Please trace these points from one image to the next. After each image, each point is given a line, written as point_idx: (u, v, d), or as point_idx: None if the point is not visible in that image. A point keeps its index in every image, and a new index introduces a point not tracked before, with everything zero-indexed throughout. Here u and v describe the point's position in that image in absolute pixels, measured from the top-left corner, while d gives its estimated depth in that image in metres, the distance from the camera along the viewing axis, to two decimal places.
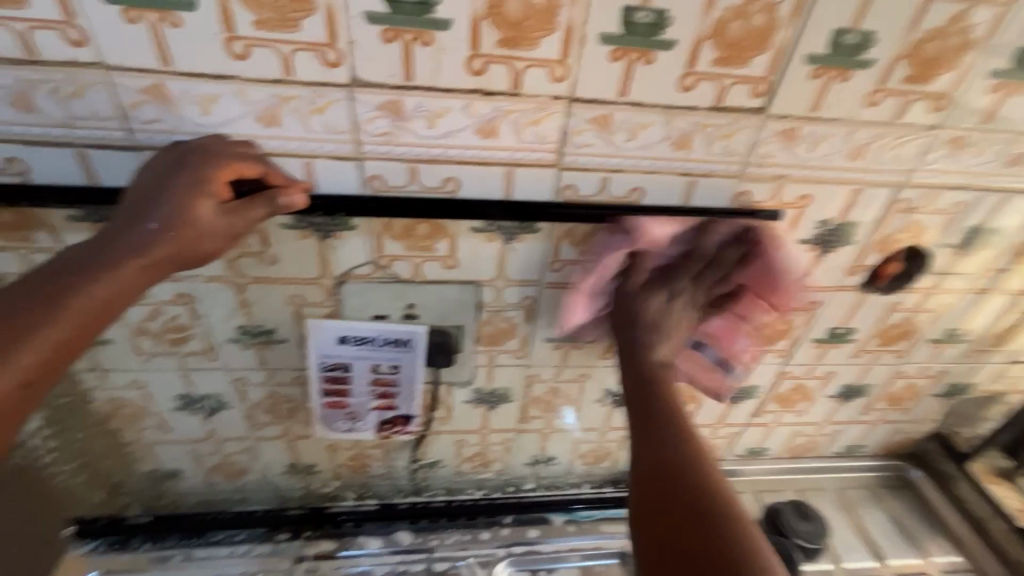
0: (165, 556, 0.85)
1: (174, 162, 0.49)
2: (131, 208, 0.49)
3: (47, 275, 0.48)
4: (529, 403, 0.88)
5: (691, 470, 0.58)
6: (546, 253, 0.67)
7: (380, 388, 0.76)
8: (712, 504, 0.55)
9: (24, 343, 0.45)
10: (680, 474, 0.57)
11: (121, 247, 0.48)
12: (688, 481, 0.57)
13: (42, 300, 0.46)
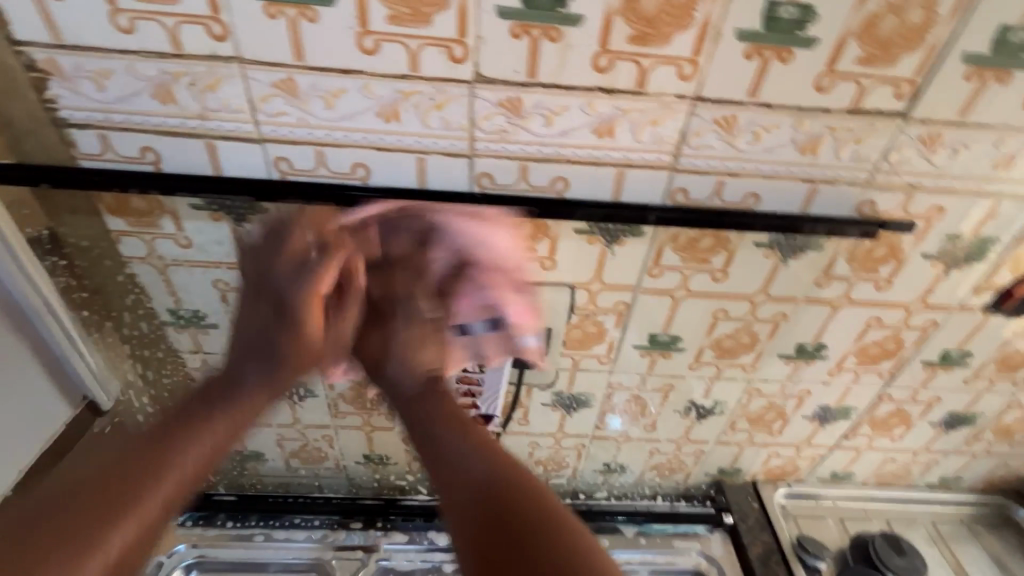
0: (246, 535, 0.87)
1: (294, 275, 0.54)
2: (257, 288, 0.55)
3: (198, 398, 0.51)
4: (607, 410, 0.86)
5: (464, 446, 0.51)
6: (647, 258, 0.65)
7: (465, 386, 0.76)
8: (512, 493, 0.47)
9: (201, 432, 0.49)
10: (479, 452, 0.51)
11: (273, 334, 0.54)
12: (458, 470, 0.49)
13: (210, 401, 0.51)
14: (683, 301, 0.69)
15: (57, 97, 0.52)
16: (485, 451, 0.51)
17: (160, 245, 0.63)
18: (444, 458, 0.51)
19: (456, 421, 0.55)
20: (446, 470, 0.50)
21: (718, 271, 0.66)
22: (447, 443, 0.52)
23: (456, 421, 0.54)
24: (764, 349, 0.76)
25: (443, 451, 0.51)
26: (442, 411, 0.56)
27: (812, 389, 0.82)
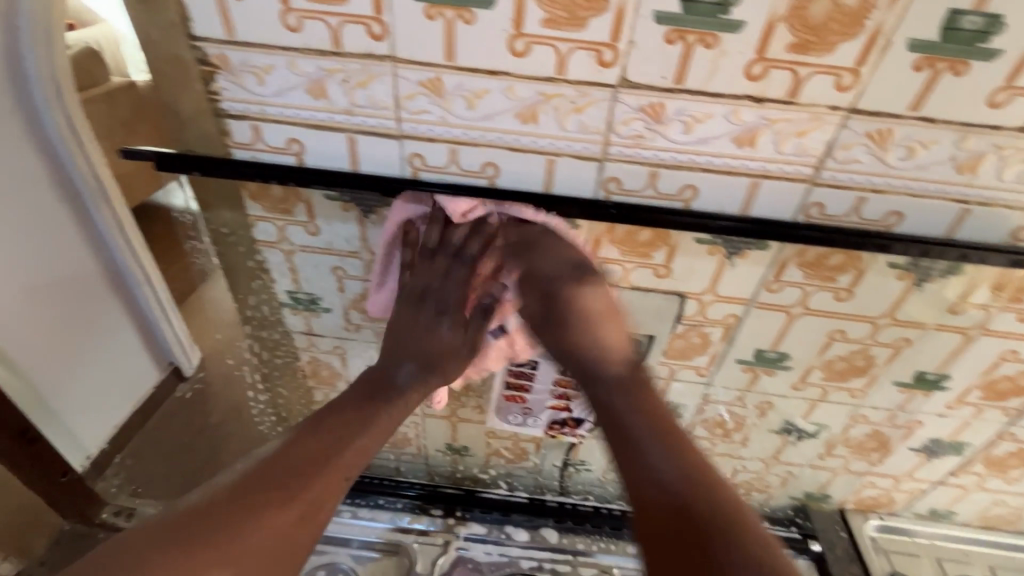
0: (333, 511, 0.91)
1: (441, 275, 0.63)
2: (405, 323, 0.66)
3: (317, 437, 0.61)
4: (698, 423, 0.84)
5: (660, 451, 0.57)
6: (768, 272, 0.63)
7: (560, 389, 0.77)
8: (705, 505, 0.54)
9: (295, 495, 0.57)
10: (668, 480, 0.56)
11: (381, 409, 0.65)
12: (656, 481, 0.56)
13: (307, 470, 0.59)
14: (799, 319, 0.67)
15: (222, 89, 0.55)
16: (681, 454, 0.57)
17: (290, 230, 0.67)
18: (640, 474, 0.57)
19: (654, 438, 0.58)
20: (636, 479, 0.57)
21: (842, 290, 0.63)
22: (653, 474, 0.57)
23: (661, 441, 0.58)
24: (879, 374, 0.72)
25: (658, 467, 0.57)
26: (643, 430, 0.59)
27: (925, 420, 0.77)
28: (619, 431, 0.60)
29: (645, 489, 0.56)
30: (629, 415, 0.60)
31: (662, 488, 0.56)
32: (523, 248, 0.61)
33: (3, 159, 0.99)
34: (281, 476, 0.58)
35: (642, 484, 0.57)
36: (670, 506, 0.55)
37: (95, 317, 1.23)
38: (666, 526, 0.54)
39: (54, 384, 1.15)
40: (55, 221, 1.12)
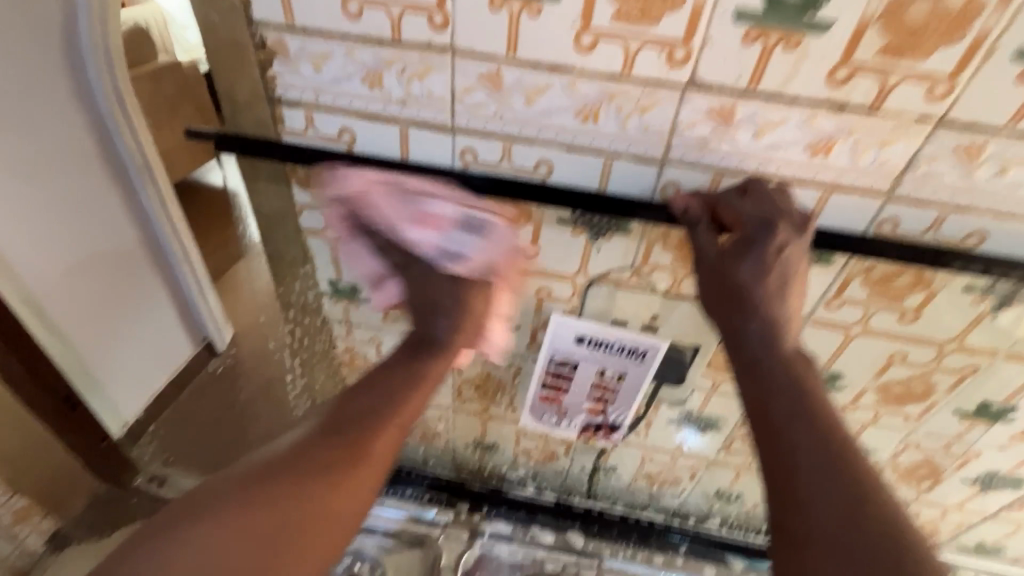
0: None
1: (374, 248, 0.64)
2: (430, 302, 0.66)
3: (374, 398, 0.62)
4: (736, 437, 0.81)
5: (818, 445, 0.44)
6: (829, 289, 0.59)
7: (598, 393, 0.75)
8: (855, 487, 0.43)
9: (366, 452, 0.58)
10: (836, 483, 0.43)
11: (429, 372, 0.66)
12: (822, 481, 0.43)
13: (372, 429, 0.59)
14: (857, 339, 0.63)
15: (278, 75, 0.55)
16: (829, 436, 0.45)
17: None
18: (799, 469, 0.44)
19: (807, 426, 0.45)
20: (788, 475, 0.44)
21: (909, 311, 0.60)
22: (809, 468, 0.44)
23: (821, 439, 0.45)
24: (938, 401, 0.68)
25: (822, 468, 0.44)
26: (802, 418, 0.46)
27: (983, 451, 0.73)
28: (766, 422, 0.47)
29: (809, 482, 0.43)
30: (784, 388, 0.48)
31: (829, 494, 0.42)
32: (715, 204, 0.51)
33: (54, 132, 1.03)
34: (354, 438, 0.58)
35: (799, 478, 0.44)
36: (842, 515, 0.42)
37: (136, 290, 1.27)
38: (834, 528, 0.41)
39: (97, 354, 1.19)
40: (103, 198, 1.15)
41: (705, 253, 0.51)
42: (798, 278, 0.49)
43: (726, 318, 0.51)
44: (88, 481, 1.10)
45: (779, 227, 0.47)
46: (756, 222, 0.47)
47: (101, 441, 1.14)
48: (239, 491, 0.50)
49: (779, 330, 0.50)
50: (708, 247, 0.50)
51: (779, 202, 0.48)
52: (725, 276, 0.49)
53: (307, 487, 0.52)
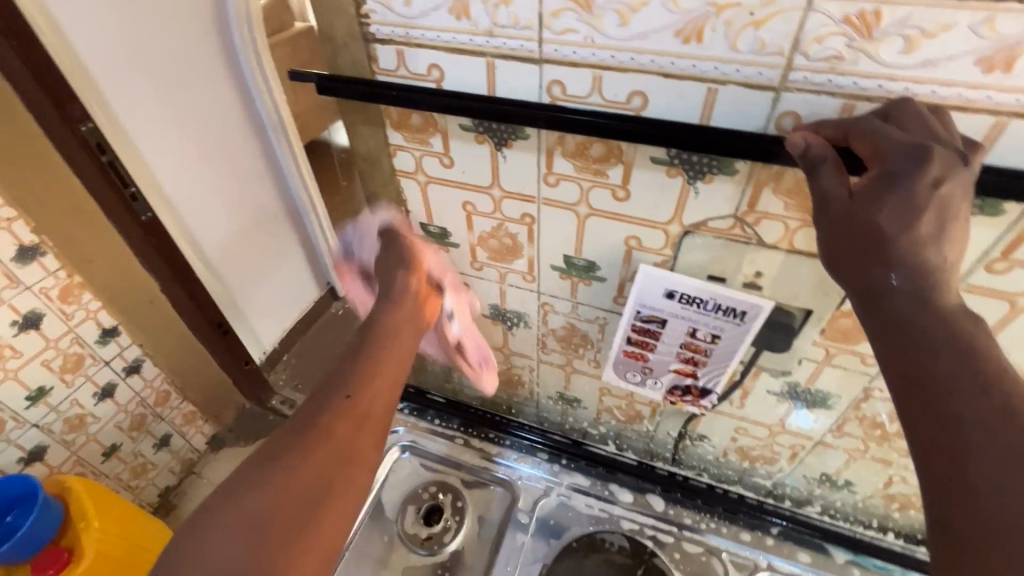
0: (449, 434, 0.97)
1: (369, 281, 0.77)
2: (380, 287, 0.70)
3: (346, 374, 0.61)
4: (851, 419, 0.71)
5: (991, 416, 0.34)
6: (993, 248, 0.48)
7: (688, 353, 0.70)
8: None
9: (336, 424, 0.56)
10: (1022, 465, 0.33)
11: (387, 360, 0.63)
12: (997, 461, 0.33)
13: (350, 401, 0.58)
14: None
15: (372, 12, 0.55)
16: (1002, 400, 0.34)
17: (427, 162, 0.67)
18: (967, 448, 0.34)
19: (980, 394, 0.35)
20: (950, 455, 0.35)
21: None
22: (983, 450, 0.34)
23: (999, 407, 0.34)
24: None
25: (1000, 448, 0.33)
26: (970, 384, 0.35)
27: None
28: (914, 388, 0.37)
29: (975, 463, 0.34)
30: (940, 342, 0.37)
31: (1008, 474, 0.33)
32: (846, 132, 0.42)
33: (209, 94, 1.14)
34: (328, 415, 0.56)
35: (968, 460, 0.34)
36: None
37: (278, 237, 1.42)
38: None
39: (240, 286, 1.35)
40: (251, 150, 1.28)
41: (831, 199, 0.41)
42: (956, 219, 0.38)
43: (859, 276, 0.40)
44: (238, 398, 1.40)
45: (936, 154, 0.37)
46: (907, 149, 0.38)
47: (245, 363, 1.36)
48: (266, 459, 0.53)
49: (935, 285, 0.38)
50: (835, 190, 0.41)
51: (934, 126, 0.40)
52: (858, 218, 0.39)
53: (331, 434, 0.55)
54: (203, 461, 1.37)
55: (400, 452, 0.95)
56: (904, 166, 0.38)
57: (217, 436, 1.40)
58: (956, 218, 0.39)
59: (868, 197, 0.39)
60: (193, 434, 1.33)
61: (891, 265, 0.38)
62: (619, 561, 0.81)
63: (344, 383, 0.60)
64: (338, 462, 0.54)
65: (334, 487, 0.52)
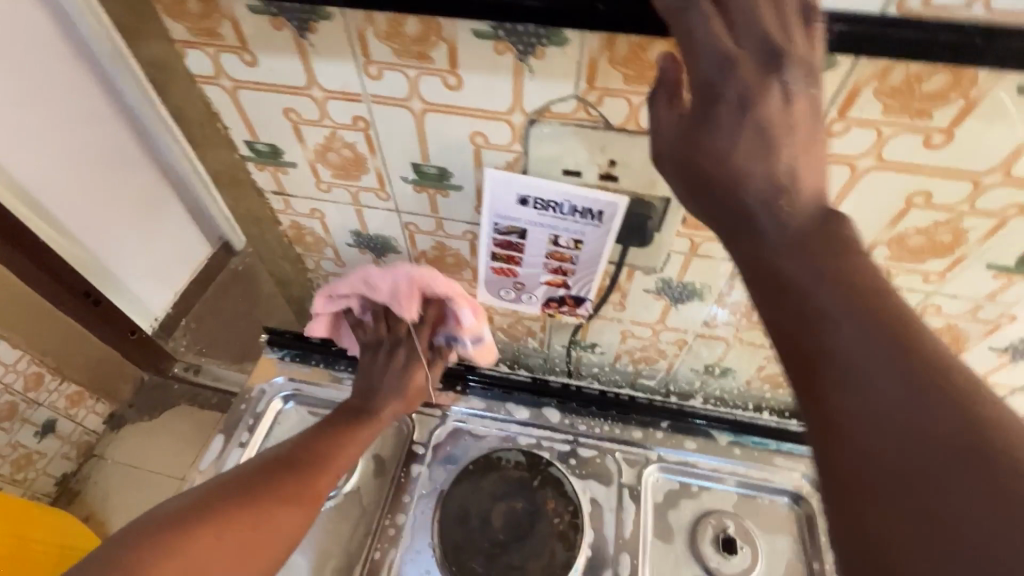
0: (340, 376, 0.91)
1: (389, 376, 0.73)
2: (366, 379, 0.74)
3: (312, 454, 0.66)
4: (722, 308, 0.72)
5: (852, 332, 0.31)
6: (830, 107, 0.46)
7: (555, 263, 0.66)
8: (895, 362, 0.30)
9: (291, 479, 0.62)
10: (886, 378, 0.30)
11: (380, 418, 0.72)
12: (862, 381, 0.30)
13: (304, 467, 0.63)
14: (868, 176, 0.50)
15: None
16: (860, 309, 0.31)
17: (227, 62, 0.56)
18: (829, 374, 0.31)
19: (839, 305, 0.32)
20: (815, 382, 0.32)
21: (938, 132, 0.45)
22: (844, 368, 0.31)
23: (862, 319, 0.31)
24: (968, 255, 0.55)
25: (861, 360, 0.30)
26: (830, 294, 0.32)
27: (1019, 314, 0.61)
28: (777, 311, 0.34)
29: (837, 385, 0.31)
30: (796, 261, 0.34)
31: (872, 391, 0.30)
32: None
33: None
34: (282, 469, 0.62)
35: (833, 385, 0.31)
36: (895, 418, 0.29)
37: None
38: (881, 438, 0.29)
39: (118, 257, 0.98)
40: None
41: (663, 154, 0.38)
42: (787, 128, 0.34)
43: (714, 208, 0.36)
44: (133, 371, 1.23)
45: None
46: (707, 58, 0.34)
47: (130, 334, 1.12)
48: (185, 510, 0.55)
49: (784, 201, 0.34)
50: (665, 117, 0.38)
51: None
52: (688, 150, 0.36)
53: (244, 505, 0.58)
54: (103, 442, 1.24)
55: (282, 403, 0.89)
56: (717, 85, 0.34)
57: (114, 414, 1.25)
58: (780, 87, 0.34)
59: (692, 132, 0.36)
60: (83, 416, 1.18)
61: (734, 189, 0.35)
62: (514, 476, 0.79)
63: (274, 462, 0.63)
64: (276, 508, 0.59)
65: (200, 533, 0.54)
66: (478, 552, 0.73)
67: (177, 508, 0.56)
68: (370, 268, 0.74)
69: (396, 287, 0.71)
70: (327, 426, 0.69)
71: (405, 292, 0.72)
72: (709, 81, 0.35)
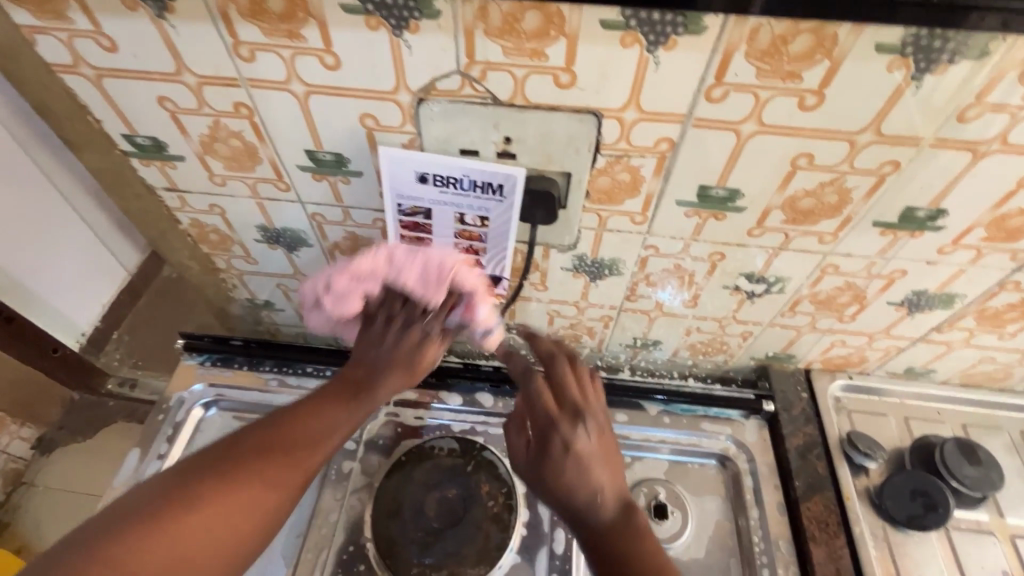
0: (265, 377, 0.88)
1: (391, 346, 0.68)
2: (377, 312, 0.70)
3: (308, 413, 0.63)
4: (640, 281, 0.73)
5: (621, 536, 0.57)
6: (707, 72, 0.46)
7: (465, 243, 0.65)
8: (632, 548, 0.57)
9: (295, 464, 0.58)
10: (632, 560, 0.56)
11: (377, 355, 0.68)
12: (625, 558, 0.56)
13: (298, 442, 0.60)
14: (753, 140, 0.51)
15: None
16: (634, 534, 0.57)
17: (84, 48, 0.51)
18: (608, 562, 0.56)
19: (617, 537, 0.58)
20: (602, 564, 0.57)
21: (810, 94, 0.46)
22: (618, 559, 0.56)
23: (628, 532, 0.58)
24: (855, 214, 0.57)
25: (623, 555, 0.56)
26: (609, 531, 0.58)
27: (910, 269, 0.64)
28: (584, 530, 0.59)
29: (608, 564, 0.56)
30: (591, 484, 0.60)
31: (626, 559, 0.56)
32: None
33: None
34: (280, 441, 0.59)
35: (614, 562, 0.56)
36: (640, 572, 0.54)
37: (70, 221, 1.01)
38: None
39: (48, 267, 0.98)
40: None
41: (517, 453, 0.65)
42: (598, 462, 0.60)
43: (541, 441, 0.63)
44: (63, 391, 1.00)
45: None
46: (560, 461, 0.60)
47: (54, 351, 0.96)
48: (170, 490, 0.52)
49: (592, 472, 0.60)
50: (518, 444, 0.65)
51: None
52: (541, 457, 0.62)
53: (241, 489, 0.54)
54: (35, 469, 0.98)
55: (204, 410, 0.85)
56: (556, 449, 0.61)
57: (43, 438, 0.99)
58: None
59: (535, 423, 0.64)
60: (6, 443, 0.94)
61: (555, 441, 0.62)
62: (447, 463, 0.78)
63: (267, 438, 0.59)
64: (276, 487, 0.56)
65: (191, 525, 0.50)
66: (412, 542, 0.72)
67: (154, 489, 0.52)
68: (394, 245, 0.66)
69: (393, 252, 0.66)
70: (313, 399, 0.65)
71: (433, 276, 0.67)
72: (546, 435, 0.63)
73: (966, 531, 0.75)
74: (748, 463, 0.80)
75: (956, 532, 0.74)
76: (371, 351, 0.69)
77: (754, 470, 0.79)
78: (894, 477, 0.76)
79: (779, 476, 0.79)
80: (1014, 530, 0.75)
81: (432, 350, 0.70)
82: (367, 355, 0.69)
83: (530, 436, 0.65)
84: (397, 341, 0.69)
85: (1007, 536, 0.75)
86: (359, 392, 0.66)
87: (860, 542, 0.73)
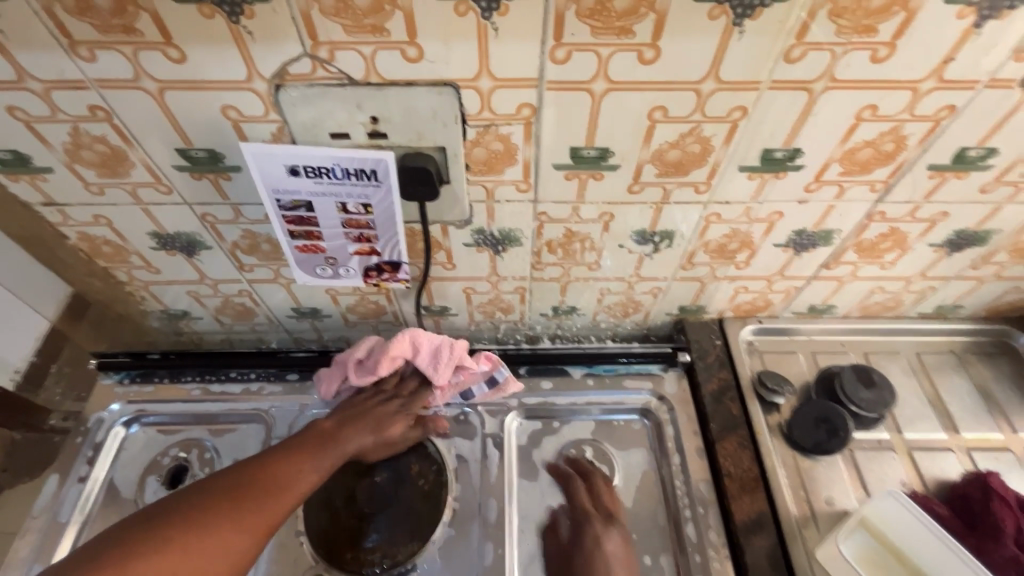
0: (187, 388, 0.86)
1: (379, 408, 0.77)
2: (317, 441, 0.71)
3: (281, 453, 0.69)
4: (543, 249, 0.74)
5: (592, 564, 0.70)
6: (546, 33, 0.48)
7: (355, 231, 0.66)
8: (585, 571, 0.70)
9: (248, 497, 0.64)
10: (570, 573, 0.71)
11: (331, 442, 0.71)
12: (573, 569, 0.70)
13: (251, 485, 0.65)
14: (607, 98, 0.53)
15: None
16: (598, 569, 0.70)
17: None
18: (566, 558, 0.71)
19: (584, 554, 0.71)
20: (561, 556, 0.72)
21: (646, 47, 0.49)
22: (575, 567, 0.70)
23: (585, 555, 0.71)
24: (720, 161, 0.60)
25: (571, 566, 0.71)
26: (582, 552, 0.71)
27: (785, 210, 0.68)
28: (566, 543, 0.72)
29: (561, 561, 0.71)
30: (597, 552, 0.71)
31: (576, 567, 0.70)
32: None
33: None
34: (250, 475, 0.66)
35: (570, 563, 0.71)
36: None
37: None
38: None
39: None
40: None
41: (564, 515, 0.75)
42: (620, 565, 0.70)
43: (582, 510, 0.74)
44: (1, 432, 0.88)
45: None
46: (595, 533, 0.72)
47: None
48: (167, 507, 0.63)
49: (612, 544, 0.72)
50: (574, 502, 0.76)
51: None
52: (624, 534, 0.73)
53: (202, 518, 0.62)
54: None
55: (126, 428, 0.84)
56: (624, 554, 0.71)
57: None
58: None
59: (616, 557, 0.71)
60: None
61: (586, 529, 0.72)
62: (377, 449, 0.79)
63: (236, 485, 0.65)
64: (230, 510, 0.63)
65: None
66: (345, 529, 0.73)
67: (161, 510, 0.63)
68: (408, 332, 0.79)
69: (430, 349, 0.79)
70: (287, 444, 0.71)
71: (438, 356, 0.79)
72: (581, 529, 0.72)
73: (869, 451, 0.80)
74: (669, 413, 0.83)
75: (859, 452, 0.80)
76: (371, 407, 0.76)
77: (674, 418, 0.83)
78: (800, 409, 0.80)
79: (698, 422, 0.83)
80: (911, 444, 0.81)
81: (402, 427, 0.77)
82: (351, 410, 0.76)
83: (562, 539, 0.73)
84: (387, 407, 0.77)
85: (906, 450, 0.80)
86: (319, 446, 0.71)
87: (772, 473, 0.77)
